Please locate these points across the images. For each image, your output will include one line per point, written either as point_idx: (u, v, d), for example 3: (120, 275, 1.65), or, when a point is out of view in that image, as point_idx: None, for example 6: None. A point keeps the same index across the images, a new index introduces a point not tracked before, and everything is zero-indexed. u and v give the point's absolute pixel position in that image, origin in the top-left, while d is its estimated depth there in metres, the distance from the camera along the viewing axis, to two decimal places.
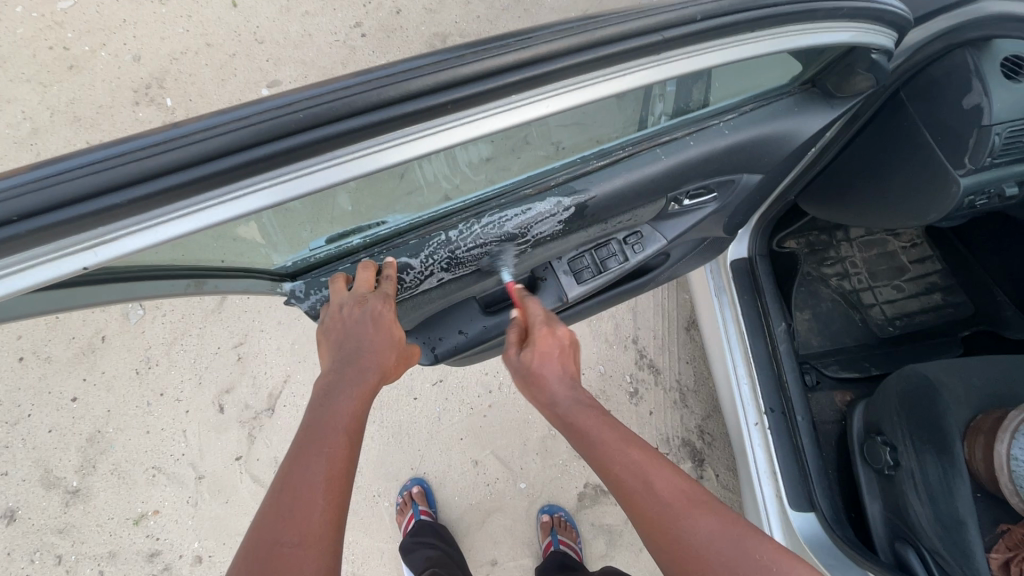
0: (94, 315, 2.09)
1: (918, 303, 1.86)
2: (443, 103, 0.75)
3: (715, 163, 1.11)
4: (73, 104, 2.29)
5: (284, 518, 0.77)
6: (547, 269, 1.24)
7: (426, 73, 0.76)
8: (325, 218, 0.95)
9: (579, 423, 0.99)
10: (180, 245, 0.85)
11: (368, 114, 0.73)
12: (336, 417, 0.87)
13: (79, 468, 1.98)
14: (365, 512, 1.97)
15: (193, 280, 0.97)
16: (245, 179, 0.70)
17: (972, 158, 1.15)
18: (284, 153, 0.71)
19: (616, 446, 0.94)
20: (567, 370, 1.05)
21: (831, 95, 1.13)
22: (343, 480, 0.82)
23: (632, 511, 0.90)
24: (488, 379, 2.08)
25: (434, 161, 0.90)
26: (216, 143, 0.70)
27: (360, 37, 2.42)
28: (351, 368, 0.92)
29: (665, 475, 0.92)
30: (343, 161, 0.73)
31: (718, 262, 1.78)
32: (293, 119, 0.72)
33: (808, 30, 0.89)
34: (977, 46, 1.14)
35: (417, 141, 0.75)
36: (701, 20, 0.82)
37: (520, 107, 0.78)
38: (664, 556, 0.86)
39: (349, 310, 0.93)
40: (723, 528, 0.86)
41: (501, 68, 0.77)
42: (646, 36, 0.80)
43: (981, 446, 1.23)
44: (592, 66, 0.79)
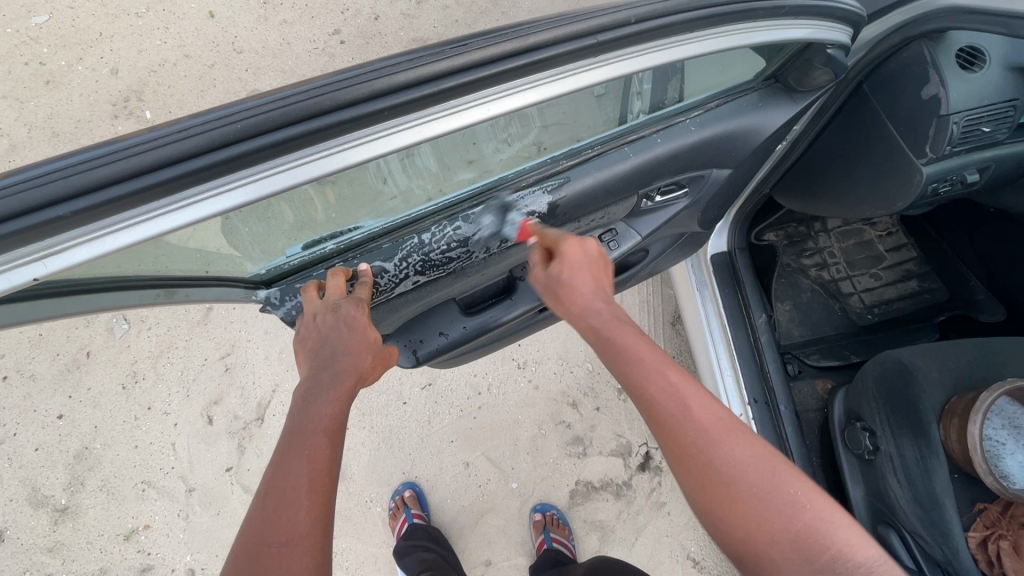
0: (78, 331, 2.08)
1: (895, 290, 1.89)
2: (381, 109, 0.76)
3: (683, 159, 1.13)
4: (52, 119, 2.28)
5: (273, 517, 0.78)
6: (525, 269, 1.24)
7: (378, 77, 0.77)
8: (299, 225, 0.95)
9: (613, 338, 0.93)
10: (146, 254, 0.83)
11: (318, 119, 0.74)
12: (316, 420, 0.87)
13: (67, 485, 1.96)
14: (357, 518, 1.98)
15: (163, 288, 0.96)
16: (191, 188, 0.71)
17: (933, 147, 1.19)
18: (229, 162, 0.72)
19: (653, 364, 0.90)
20: (600, 285, 0.99)
21: (794, 90, 1.16)
22: (327, 478, 0.83)
23: (664, 436, 0.86)
24: (477, 381, 2.10)
25: (400, 163, 0.92)
26: (158, 155, 0.70)
27: (339, 44, 2.42)
28: (329, 372, 0.92)
29: (704, 401, 0.88)
30: (290, 168, 0.74)
31: (698, 256, 1.81)
32: (238, 127, 0.73)
33: (752, 29, 0.91)
34: (932, 38, 1.17)
35: (365, 144, 0.77)
36: (635, 23, 0.84)
37: (464, 111, 0.80)
38: (690, 478, 0.84)
39: (323, 319, 0.94)
40: (752, 458, 0.84)
41: (446, 71, 0.79)
42: (581, 39, 0.82)
43: (955, 428, 1.27)
44: (531, 69, 0.81)
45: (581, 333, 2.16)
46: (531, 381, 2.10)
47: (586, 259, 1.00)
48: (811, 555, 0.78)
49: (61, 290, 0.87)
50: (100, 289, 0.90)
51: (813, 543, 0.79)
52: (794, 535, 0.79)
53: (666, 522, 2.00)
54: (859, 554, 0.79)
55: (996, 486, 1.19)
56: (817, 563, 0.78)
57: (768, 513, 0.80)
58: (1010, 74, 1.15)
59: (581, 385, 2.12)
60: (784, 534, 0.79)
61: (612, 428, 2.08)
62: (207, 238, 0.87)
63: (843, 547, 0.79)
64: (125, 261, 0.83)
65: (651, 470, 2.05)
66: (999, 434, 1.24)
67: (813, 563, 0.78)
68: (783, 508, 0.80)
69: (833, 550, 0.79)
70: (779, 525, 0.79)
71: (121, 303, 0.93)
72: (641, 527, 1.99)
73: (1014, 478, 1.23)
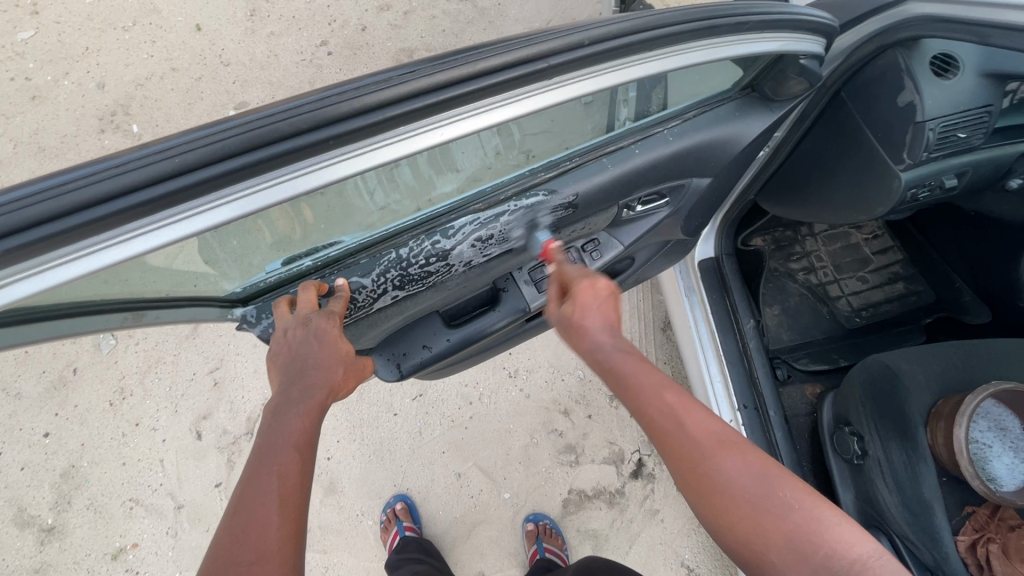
0: (64, 347, 2.06)
1: (882, 293, 1.89)
2: (325, 140, 0.74)
3: (662, 169, 1.13)
4: (38, 134, 2.27)
5: (241, 533, 0.76)
6: (508, 280, 1.24)
7: (320, 105, 0.75)
8: (273, 242, 0.95)
9: (619, 368, 0.94)
10: (115, 276, 0.83)
11: (260, 150, 0.72)
12: (286, 435, 0.85)
13: (54, 504, 1.94)
14: (348, 532, 1.96)
15: (132, 311, 0.96)
16: (129, 223, 0.68)
17: (910, 153, 1.19)
18: (170, 196, 0.69)
19: (656, 391, 0.91)
20: (609, 321, 1.00)
21: (770, 99, 1.16)
22: (298, 494, 0.81)
23: (668, 456, 0.88)
24: (468, 391, 2.09)
25: (370, 181, 0.91)
26: (93, 192, 0.67)
27: (326, 55, 2.43)
28: (297, 387, 0.90)
29: (699, 418, 0.89)
30: (232, 200, 0.71)
31: (686, 262, 1.81)
32: (176, 161, 0.70)
33: (715, 44, 0.91)
34: (907, 47, 1.18)
35: (313, 173, 0.74)
36: (587, 45, 0.83)
37: (411, 137, 0.78)
38: (694, 490, 0.85)
39: (293, 333, 0.93)
40: (746, 468, 0.84)
41: (391, 99, 0.76)
42: (533, 63, 0.81)
43: (941, 433, 1.27)
44: (483, 94, 0.80)
45: None
46: (522, 390, 2.09)
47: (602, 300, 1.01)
48: (806, 554, 0.76)
49: (22, 317, 0.84)
50: (63, 315, 0.88)
51: (807, 542, 0.77)
52: (786, 533, 0.78)
53: (659, 530, 1.99)
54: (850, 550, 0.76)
55: (983, 489, 1.19)
56: (806, 555, 0.76)
57: (764, 521, 0.79)
58: (984, 80, 1.16)
59: (572, 394, 2.11)
60: (780, 540, 0.78)
61: (604, 436, 2.07)
62: (178, 260, 0.87)
63: (835, 542, 0.76)
64: (93, 285, 0.82)
65: (644, 478, 2.04)
66: (986, 436, 1.26)
67: (810, 560, 0.76)
68: (775, 513, 0.79)
69: (825, 548, 0.76)
70: (772, 528, 0.79)
71: (86, 327, 0.92)
72: (635, 535, 1.98)
73: (1001, 480, 1.24)
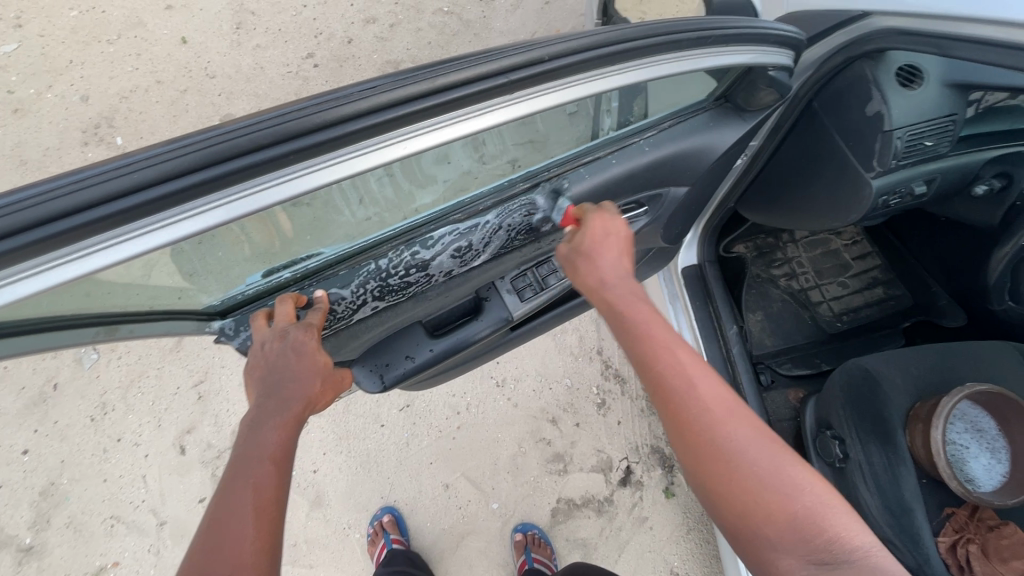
0: (44, 362, 2.03)
1: (863, 298, 1.93)
2: (284, 154, 0.74)
3: (640, 178, 1.15)
4: (19, 147, 2.25)
5: (215, 547, 0.76)
6: (491, 289, 1.24)
7: (286, 119, 0.76)
8: (248, 254, 0.95)
9: (633, 311, 0.96)
10: (90, 290, 0.82)
11: (222, 165, 0.72)
12: (261, 448, 0.85)
13: (32, 524, 1.90)
14: (335, 546, 1.94)
15: (105, 325, 0.96)
16: (86, 239, 0.67)
17: (880, 161, 1.23)
18: (127, 212, 0.68)
19: (672, 344, 0.91)
20: (625, 268, 1.02)
21: (743, 110, 1.19)
22: (273, 507, 0.81)
23: (673, 416, 0.87)
24: (456, 401, 2.08)
25: (341, 193, 0.91)
26: (51, 209, 0.66)
27: (313, 67, 2.44)
28: (274, 401, 0.89)
29: (711, 381, 0.88)
30: (198, 214, 0.72)
31: (670, 269, 1.83)
32: (135, 178, 0.70)
33: (681, 57, 0.94)
34: (873, 59, 1.23)
35: (273, 188, 0.74)
36: (547, 61, 0.84)
37: (380, 150, 0.78)
38: (693, 454, 0.84)
39: (270, 346, 0.91)
40: (755, 439, 0.84)
41: (353, 115, 0.77)
42: (491, 79, 0.82)
43: (920, 434, 1.29)
44: (445, 107, 0.80)
45: (559, 350, 2.16)
46: (510, 399, 2.09)
47: (614, 234, 1.03)
48: (805, 532, 0.77)
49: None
50: (34, 329, 0.87)
51: (811, 528, 0.77)
52: (790, 514, 0.78)
53: (648, 538, 1.99)
54: (853, 539, 0.77)
55: (961, 490, 1.19)
56: (813, 546, 0.76)
57: (765, 493, 0.80)
58: (948, 90, 1.19)
59: (560, 402, 2.11)
60: (780, 516, 0.78)
61: (592, 444, 2.07)
62: (153, 275, 0.87)
63: (840, 530, 0.77)
64: (69, 300, 0.83)
65: (632, 485, 2.04)
66: (963, 437, 1.30)
67: (811, 544, 0.76)
68: (777, 488, 0.80)
69: (832, 538, 0.77)
70: (775, 505, 0.79)
71: (56, 343, 0.91)
72: (624, 543, 1.98)
73: (979, 481, 1.27)
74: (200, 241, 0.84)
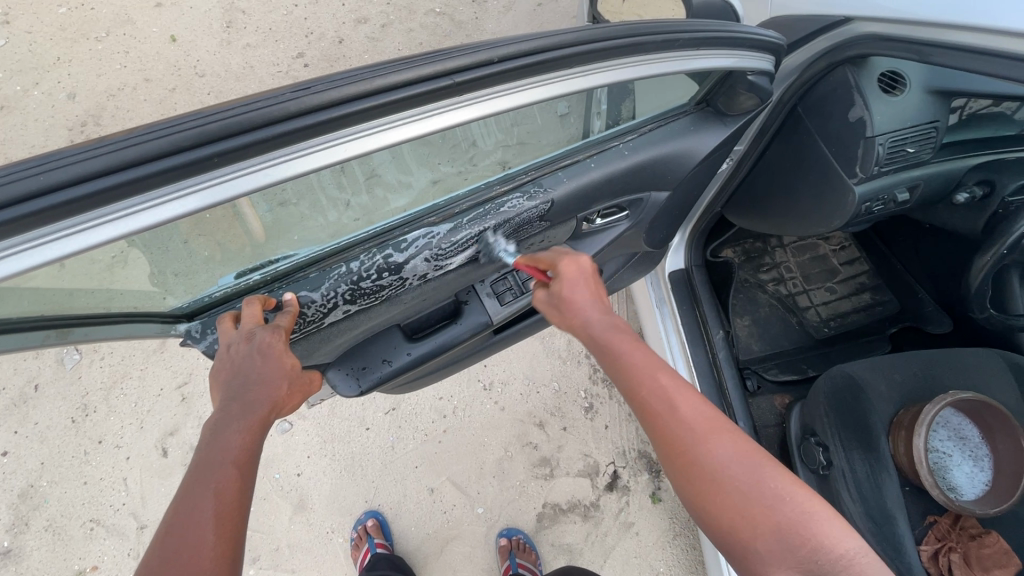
0: (25, 363, 2.00)
1: (850, 303, 1.92)
2: (211, 155, 0.70)
3: (621, 182, 1.14)
4: (4, 144, 2.23)
5: (173, 554, 0.74)
6: (470, 292, 1.23)
7: (240, 112, 0.73)
8: (217, 255, 0.94)
9: (609, 343, 0.93)
10: (43, 292, 0.82)
11: (162, 159, 0.69)
12: (223, 452, 0.83)
13: (10, 527, 1.88)
14: (318, 550, 1.91)
15: (57, 328, 0.95)
16: (9, 239, 0.62)
17: (862, 167, 1.22)
18: (52, 210, 0.64)
19: (648, 371, 0.89)
20: (599, 298, 1.00)
21: (723, 114, 1.18)
22: (235, 512, 0.79)
23: (658, 436, 0.86)
24: (442, 404, 2.06)
25: (303, 190, 0.89)
26: None
27: (303, 67, 2.42)
28: (238, 402, 0.87)
29: (693, 400, 0.87)
30: (119, 218, 0.67)
31: (656, 273, 1.81)
32: (46, 178, 0.65)
33: (652, 60, 0.93)
34: (856, 64, 1.22)
35: (217, 186, 0.71)
36: (503, 61, 0.82)
37: (334, 147, 0.75)
38: (679, 470, 0.83)
39: (236, 348, 0.91)
40: (740, 452, 0.82)
41: (307, 110, 0.74)
42: (436, 81, 0.79)
43: (903, 441, 1.28)
44: (405, 104, 0.78)
45: (547, 353, 2.14)
46: (497, 402, 2.08)
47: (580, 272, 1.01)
48: (792, 545, 0.77)
49: None
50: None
51: (795, 536, 0.77)
52: (776, 524, 0.77)
53: (634, 543, 1.98)
54: (836, 546, 0.77)
55: (943, 498, 1.17)
56: (801, 553, 0.76)
57: (755, 505, 0.79)
58: (930, 97, 1.19)
59: (547, 406, 2.10)
60: (768, 526, 0.77)
61: (579, 448, 2.06)
62: (109, 276, 0.86)
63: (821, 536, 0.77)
64: (26, 301, 0.83)
65: (619, 490, 2.02)
66: (946, 445, 1.32)
67: (797, 552, 0.76)
68: (766, 500, 0.79)
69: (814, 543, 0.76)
70: (762, 517, 0.78)
71: (8, 347, 0.90)
72: (609, 549, 1.97)
73: (962, 489, 1.27)
74: (147, 241, 0.81)
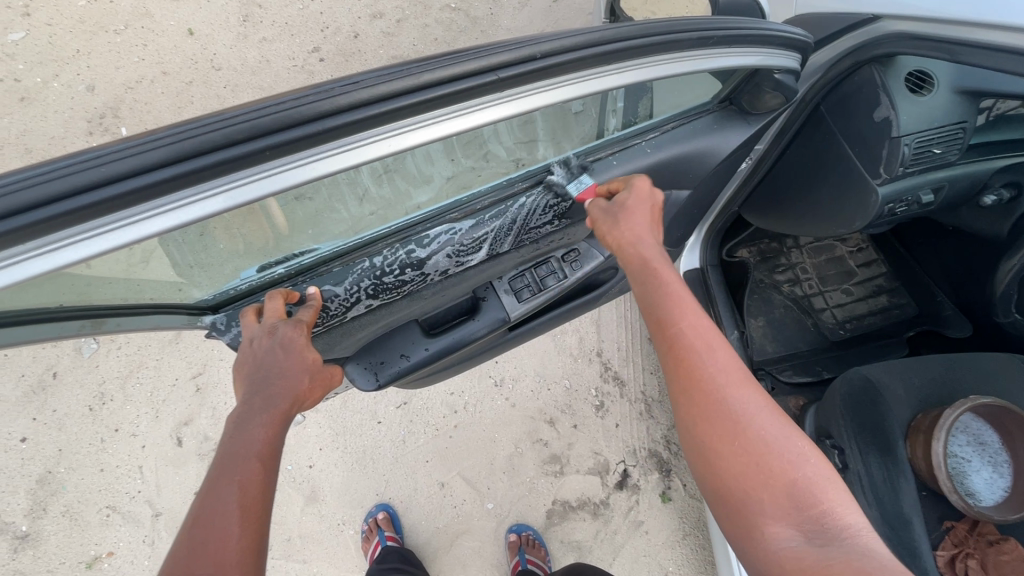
0: (44, 351, 2.03)
1: (866, 306, 1.90)
2: (261, 149, 0.71)
3: (642, 180, 1.13)
4: (25, 135, 2.26)
5: (200, 547, 0.74)
6: (488, 289, 1.22)
7: (275, 110, 0.74)
8: (240, 247, 0.94)
9: (656, 275, 0.94)
10: (71, 282, 0.83)
11: (200, 157, 0.70)
12: (247, 446, 0.84)
13: (28, 511, 1.91)
14: (329, 541, 1.93)
15: (91, 319, 0.97)
16: (48, 236, 0.64)
17: (887, 168, 1.21)
18: (95, 205, 0.65)
19: (694, 309, 0.90)
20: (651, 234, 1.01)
21: (747, 113, 1.17)
22: (259, 505, 0.81)
23: (689, 374, 0.85)
24: (453, 399, 2.07)
25: (331, 187, 0.89)
26: (14, 201, 0.63)
27: (318, 61, 2.44)
28: (261, 397, 0.89)
29: (728, 351, 0.87)
30: (164, 212, 0.68)
31: (671, 274, 1.80)
32: (93, 174, 0.66)
33: (680, 58, 0.92)
34: (882, 63, 1.21)
35: (251, 184, 0.72)
36: (539, 59, 0.82)
37: (366, 146, 0.76)
38: (702, 410, 0.83)
39: (258, 342, 0.91)
40: (764, 411, 0.82)
41: (338, 109, 0.74)
42: (481, 76, 0.79)
43: (921, 444, 1.27)
44: (439, 103, 0.78)
45: (559, 351, 2.14)
46: (508, 399, 2.08)
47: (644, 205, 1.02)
48: (804, 504, 0.75)
49: None
50: (20, 322, 0.88)
51: (807, 496, 0.76)
52: (790, 482, 0.76)
53: (643, 541, 1.98)
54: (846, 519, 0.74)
55: (961, 503, 1.18)
56: (810, 512, 0.75)
57: (771, 461, 0.78)
58: (958, 96, 1.17)
59: (558, 403, 2.10)
60: (780, 483, 0.77)
61: (589, 446, 2.06)
62: (136, 268, 0.87)
63: (838, 507, 0.75)
64: (53, 290, 0.83)
65: (629, 488, 2.02)
66: (965, 450, 1.30)
67: (806, 511, 0.75)
68: (785, 460, 0.78)
69: (824, 507, 0.75)
70: (776, 473, 0.77)
71: (44, 335, 0.93)
72: (619, 547, 1.97)
73: (980, 495, 1.26)
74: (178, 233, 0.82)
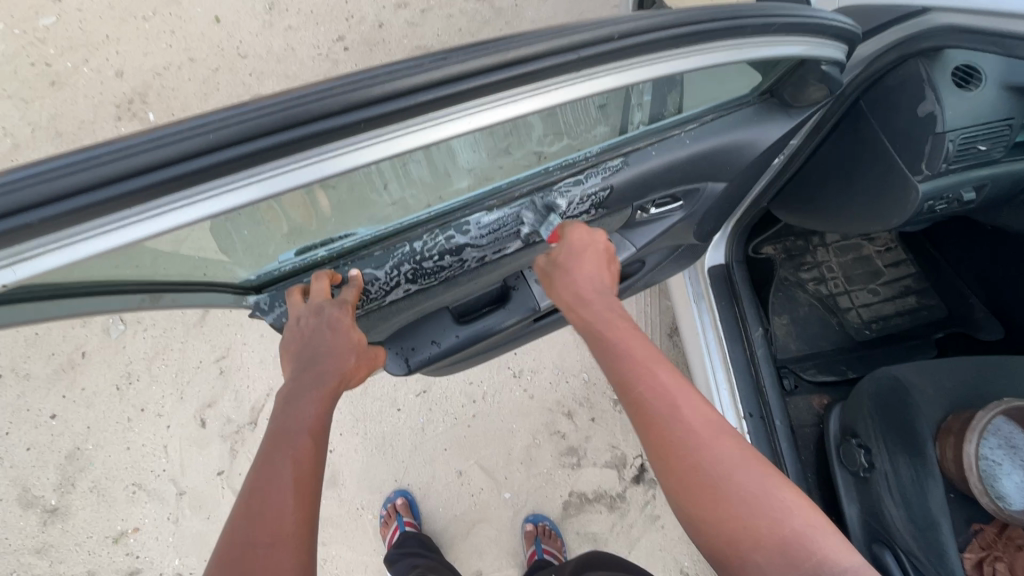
0: (73, 331, 2.07)
1: (893, 306, 1.88)
2: (356, 122, 0.74)
3: (680, 171, 1.14)
4: (58, 120, 2.31)
5: (259, 518, 0.76)
6: (519, 278, 1.24)
7: (324, 94, 0.74)
8: (282, 230, 0.95)
9: (609, 328, 0.98)
10: (131, 258, 0.85)
11: (254, 140, 0.71)
12: (299, 419, 0.87)
13: (57, 486, 1.96)
14: (348, 524, 1.97)
15: (149, 293, 0.99)
16: (113, 214, 0.67)
17: (929, 164, 1.19)
18: (157, 185, 0.68)
19: (647, 361, 0.93)
20: (600, 277, 1.06)
21: (788, 105, 1.16)
22: (312, 478, 0.82)
23: (654, 437, 0.87)
24: (472, 389, 2.08)
25: (386, 168, 0.90)
26: (79, 180, 0.66)
27: (343, 50, 2.45)
28: (310, 372, 0.92)
29: (693, 402, 0.89)
30: (220, 193, 0.71)
31: (696, 268, 1.78)
32: (152, 155, 0.69)
33: (736, 46, 0.92)
34: (930, 57, 1.19)
35: (298, 171, 0.74)
36: (619, 38, 0.83)
37: (416, 131, 0.78)
38: (672, 473, 0.85)
39: (306, 321, 0.94)
40: (740, 464, 0.84)
41: (386, 95, 0.75)
42: (564, 54, 0.81)
43: (951, 447, 1.25)
44: (489, 89, 0.79)
45: (578, 344, 2.14)
46: (526, 390, 2.09)
47: (592, 246, 1.06)
48: (795, 559, 0.76)
49: (54, 292, 0.87)
50: (83, 293, 0.91)
51: (798, 549, 0.77)
52: (781, 539, 0.78)
53: (659, 536, 1.99)
54: (844, 559, 0.76)
55: (991, 507, 1.18)
56: (806, 565, 0.76)
57: (755, 517, 0.80)
58: (1004, 92, 1.17)
59: (576, 396, 2.10)
60: (767, 538, 0.78)
61: (606, 439, 2.06)
62: (184, 247, 0.89)
63: (827, 553, 0.76)
64: (112, 265, 0.85)
65: (645, 483, 2.03)
66: (996, 453, 1.21)
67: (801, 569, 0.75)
68: (769, 514, 0.80)
69: (818, 556, 0.76)
70: (762, 529, 0.79)
71: (105, 306, 0.96)
72: (634, 540, 1.98)
73: (1010, 498, 1.20)
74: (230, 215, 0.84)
